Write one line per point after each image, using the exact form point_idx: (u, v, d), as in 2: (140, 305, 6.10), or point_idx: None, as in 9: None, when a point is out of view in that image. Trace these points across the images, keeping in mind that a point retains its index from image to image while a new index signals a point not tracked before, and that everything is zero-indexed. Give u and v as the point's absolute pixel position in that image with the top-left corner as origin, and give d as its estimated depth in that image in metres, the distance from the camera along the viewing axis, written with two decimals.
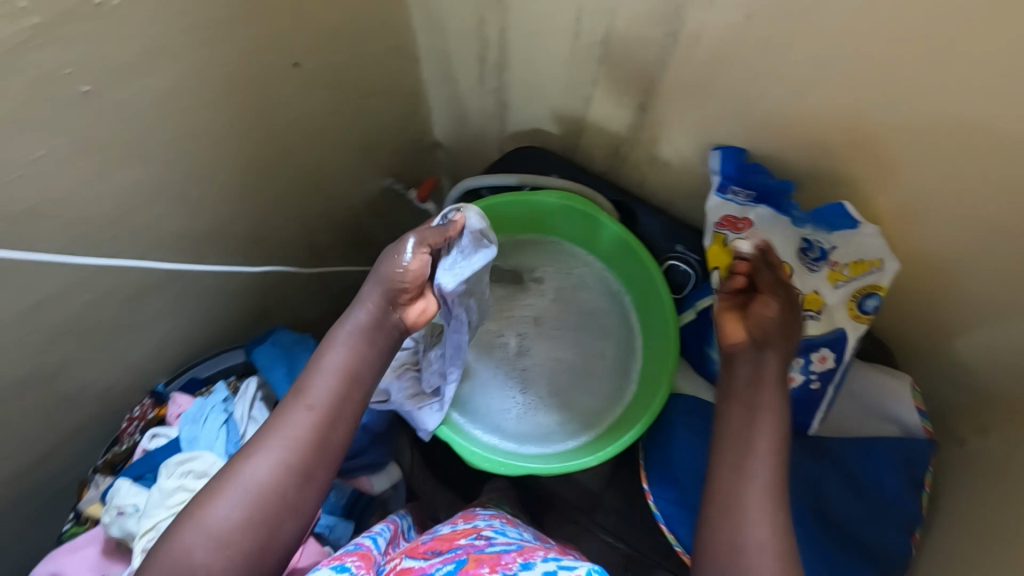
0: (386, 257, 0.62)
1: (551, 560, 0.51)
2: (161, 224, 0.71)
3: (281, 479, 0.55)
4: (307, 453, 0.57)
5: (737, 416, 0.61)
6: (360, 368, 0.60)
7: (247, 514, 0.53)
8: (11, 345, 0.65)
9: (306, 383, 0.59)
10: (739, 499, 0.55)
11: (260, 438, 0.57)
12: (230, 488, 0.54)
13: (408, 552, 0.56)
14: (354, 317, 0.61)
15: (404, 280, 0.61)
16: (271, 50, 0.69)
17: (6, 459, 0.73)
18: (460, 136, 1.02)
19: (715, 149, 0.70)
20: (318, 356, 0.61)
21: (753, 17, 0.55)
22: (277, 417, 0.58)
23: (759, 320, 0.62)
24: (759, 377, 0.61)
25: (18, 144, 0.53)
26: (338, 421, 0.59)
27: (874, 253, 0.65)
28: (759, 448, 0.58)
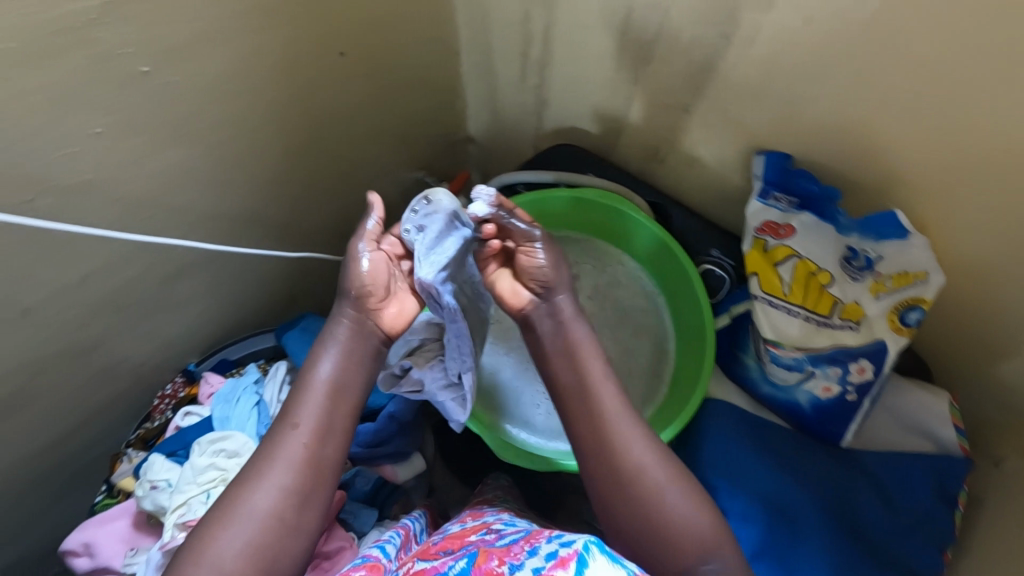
0: (345, 270, 0.64)
1: (555, 539, 0.49)
2: (204, 205, 0.72)
3: (283, 503, 0.56)
4: (305, 472, 0.57)
5: (561, 363, 0.65)
6: (347, 379, 0.62)
7: (251, 540, 0.53)
8: (56, 317, 0.67)
9: (292, 405, 0.61)
10: (602, 446, 0.60)
11: (257, 467, 0.57)
12: (231, 524, 0.54)
13: (418, 555, 0.55)
14: (331, 333, 0.64)
15: (367, 285, 0.64)
16: (321, 37, 0.70)
17: (44, 428, 0.75)
18: (495, 131, 1.02)
19: (760, 154, 0.69)
20: (304, 376, 0.62)
21: (812, 21, 0.55)
22: (269, 445, 0.59)
23: (530, 272, 0.68)
24: (560, 320, 0.67)
25: (78, 120, 0.54)
26: (329, 436, 0.60)
27: (920, 265, 0.64)
28: (595, 389, 0.62)
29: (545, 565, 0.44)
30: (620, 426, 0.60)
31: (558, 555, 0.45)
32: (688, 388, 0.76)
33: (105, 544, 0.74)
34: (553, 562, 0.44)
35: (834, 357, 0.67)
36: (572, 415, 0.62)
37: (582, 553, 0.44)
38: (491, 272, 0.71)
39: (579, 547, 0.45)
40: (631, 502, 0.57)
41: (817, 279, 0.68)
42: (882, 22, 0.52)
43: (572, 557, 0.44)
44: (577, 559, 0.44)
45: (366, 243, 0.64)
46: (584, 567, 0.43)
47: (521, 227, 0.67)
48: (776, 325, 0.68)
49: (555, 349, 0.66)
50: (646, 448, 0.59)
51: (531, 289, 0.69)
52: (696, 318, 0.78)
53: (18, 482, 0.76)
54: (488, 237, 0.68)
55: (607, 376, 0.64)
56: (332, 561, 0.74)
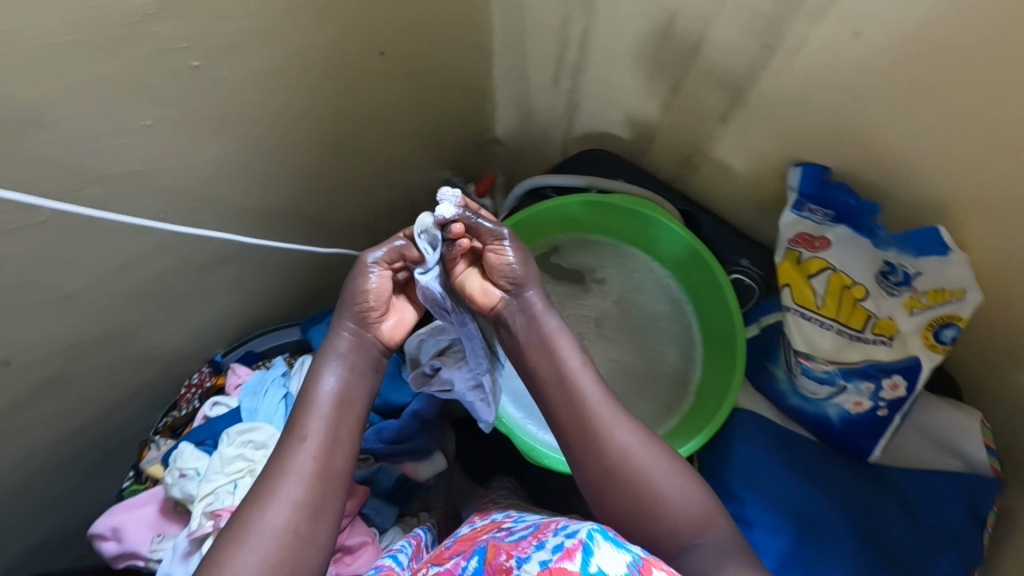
0: (347, 282, 0.63)
1: (561, 530, 0.48)
2: (241, 199, 0.73)
3: (299, 516, 0.53)
4: (319, 484, 0.55)
5: (541, 353, 0.63)
6: (352, 392, 0.60)
7: (269, 555, 0.51)
8: (95, 304, 0.68)
9: (296, 419, 0.58)
10: (588, 436, 0.58)
11: (269, 484, 0.55)
12: (248, 543, 0.51)
13: (431, 559, 0.55)
14: (332, 346, 0.62)
15: (371, 299, 0.62)
16: (363, 37, 0.71)
17: (76, 412, 0.76)
18: (523, 134, 1.03)
19: (796, 166, 0.69)
20: (308, 391, 0.60)
21: (860, 34, 0.55)
22: (278, 461, 0.56)
23: (500, 272, 0.65)
24: (531, 316, 0.64)
25: (131, 111, 0.55)
26: (337, 448, 0.58)
27: (956, 282, 0.63)
28: (575, 377, 0.61)
29: (551, 558, 0.44)
30: (604, 414, 0.59)
31: (563, 546, 0.45)
32: (715, 398, 0.77)
33: (133, 529, 0.75)
34: (560, 554, 0.44)
35: (866, 372, 0.67)
36: (555, 407, 0.61)
37: (587, 541, 0.44)
38: (459, 273, 0.66)
39: (583, 536, 0.44)
40: (623, 488, 0.56)
41: (851, 292, 0.68)
42: (932, 37, 0.52)
43: (577, 547, 0.44)
44: (583, 549, 0.43)
45: (376, 257, 0.62)
46: (590, 558, 0.42)
47: (488, 225, 0.64)
48: (808, 337, 0.68)
49: (530, 344, 0.63)
50: (631, 432, 0.58)
51: (501, 287, 0.65)
52: (726, 328, 0.78)
53: (48, 465, 0.78)
54: (457, 238, 0.63)
55: (585, 364, 0.62)
56: (353, 555, 0.75)
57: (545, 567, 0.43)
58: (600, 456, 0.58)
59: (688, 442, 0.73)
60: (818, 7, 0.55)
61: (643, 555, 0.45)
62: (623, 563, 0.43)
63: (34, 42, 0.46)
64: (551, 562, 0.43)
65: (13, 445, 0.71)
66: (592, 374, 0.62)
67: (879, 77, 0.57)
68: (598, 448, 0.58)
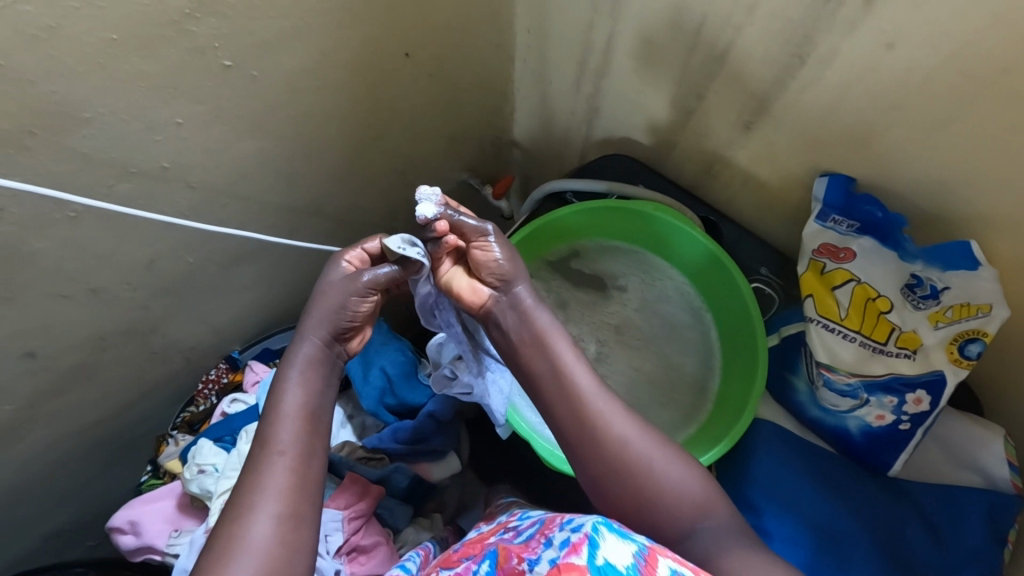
0: (318, 294, 0.61)
1: (566, 525, 0.46)
2: (266, 197, 0.73)
3: (284, 525, 0.49)
4: (299, 491, 0.52)
5: (535, 348, 0.62)
6: (318, 402, 0.57)
7: (258, 567, 0.47)
8: (121, 298, 0.68)
9: (270, 432, 0.54)
10: (583, 430, 0.57)
11: (244, 500, 0.50)
12: (232, 561, 0.47)
13: (441, 563, 0.55)
14: (297, 354, 0.59)
15: (349, 318, 0.61)
16: (391, 39, 0.71)
17: (97, 405, 0.76)
18: (542, 137, 1.03)
19: (823, 176, 0.69)
20: (271, 405, 0.56)
21: (894, 46, 0.55)
22: (250, 477, 0.51)
23: (488, 268, 0.66)
24: (522, 311, 0.64)
25: (165, 110, 0.56)
26: (313, 457, 0.54)
27: (984, 297, 0.63)
28: (570, 373, 0.60)
29: (559, 555, 0.41)
30: (598, 407, 0.58)
31: (570, 542, 0.42)
32: (734, 408, 0.76)
33: (151, 524, 0.76)
34: (566, 549, 0.41)
35: (889, 385, 0.66)
36: (551, 405, 0.60)
37: (592, 535, 0.41)
38: (446, 271, 0.68)
39: (588, 530, 0.42)
40: (623, 479, 0.55)
41: (875, 305, 0.67)
42: (969, 51, 0.51)
43: (583, 541, 0.41)
44: (589, 543, 0.41)
45: (371, 281, 0.61)
46: (596, 550, 0.40)
47: (471, 222, 0.66)
48: (830, 349, 0.68)
49: (524, 340, 0.63)
50: (626, 421, 0.57)
51: (489, 284, 0.66)
52: (748, 338, 0.78)
53: (68, 456, 0.79)
54: (443, 236, 0.65)
55: (578, 356, 0.61)
56: (368, 555, 0.76)
57: (553, 564, 0.41)
58: (596, 449, 0.56)
59: (707, 452, 0.73)
60: (851, 18, 0.55)
61: (648, 543, 0.43)
62: (628, 553, 0.41)
63: (74, 39, 0.46)
64: (559, 559, 0.41)
65: (35, 435, 0.72)
66: (586, 367, 0.61)
67: (912, 89, 0.57)
68: (594, 442, 0.56)
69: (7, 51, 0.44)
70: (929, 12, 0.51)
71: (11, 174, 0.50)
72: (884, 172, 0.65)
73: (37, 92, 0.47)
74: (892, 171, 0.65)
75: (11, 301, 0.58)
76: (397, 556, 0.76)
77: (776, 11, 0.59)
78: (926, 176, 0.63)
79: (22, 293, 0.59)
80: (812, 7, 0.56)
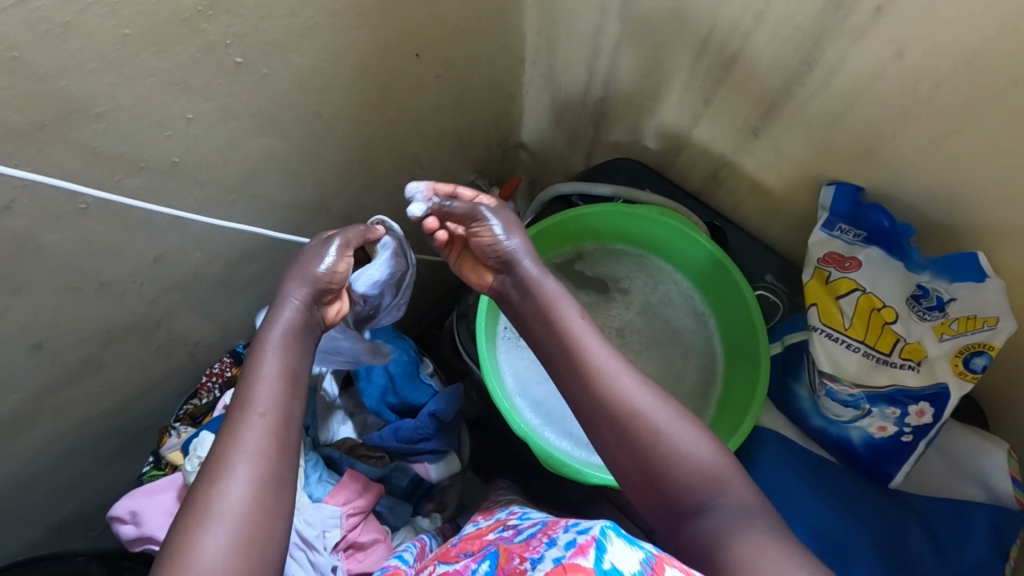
0: (302, 265, 0.64)
1: (572, 528, 0.46)
2: (273, 194, 0.74)
3: (262, 489, 0.49)
4: (277, 456, 0.52)
5: (542, 315, 0.61)
6: (298, 367, 0.58)
7: (236, 530, 0.47)
8: (129, 293, 0.69)
9: (248, 394, 0.54)
10: (593, 395, 0.55)
11: (219, 465, 0.50)
12: (210, 524, 0.47)
13: (440, 558, 0.58)
14: (280, 317, 0.60)
15: (328, 278, 0.64)
16: (401, 39, 0.72)
17: (103, 397, 0.77)
18: (550, 140, 1.03)
19: (830, 184, 0.69)
20: (250, 369, 0.56)
21: (904, 55, 0.54)
22: (226, 440, 0.51)
23: (486, 250, 0.67)
24: (525, 285, 0.64)
25: (174, 106, 0.56)
26: (291, 423, 0.54)
27: (991, 310, 0.62)
28: (580, 339, 0.58)
29: (564, 555, 0.42)
30: (608, 369, 0.56)
31: (577, 543, 0.42)
32: (735, 415, 0.76)
33: (152, 515, 0.77)
34: (573, 550, 0.41)
35: (893, 397, 0.65)
36: (561, 375, 0.58)
37: (600, 538, 0.41)
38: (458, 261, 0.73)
39: (596, 533, 0.42)
40: (632, 447, 0.52)
41: (880, 315, 0.67)
42: (980, 61, 0.51)
43: (590, 543, 0.41)
44: (596, 546, 0.40)
45: (347, 240, 0.67)
46: (603, 554, 0.40)
47: (460, 208, 0.69)
48: (834, 359, 0.67)
49: (530, 314, 0.63)
50: (636, 383, 0.55)
51: (496, 262, 0.67)
52: (751, 343, 0.78)
53: (75, 447, 0.80)
54: (435, 230, 0.70)
55: (587, 325, 0.60)
56: (365, 552, 0.76)
57: (558, 563, 0.41)
58: (606, 413, 0.54)
59: None
60: (861, 27, 0.55)
61: (656, 552, 0.41)
62: (635, 559, 0.39)
63: (87, 35, 0.47)
64: (564, 559, 0.41)
65: (42, 425, 0.73)
66: (594, 333, 0.59)
67: (921, 98, 0.57)
68: (604, 406, 0.54)
69: (20, 46, 0.44)
70: (940, 22, 0.50)
71: (23, 166, 0.51)
72: (890, 182, 0.65)
73: (50, 87, 0.48)
74: (901, 181, 0.64)
75: (20, 293, 0.59)
76: (393, 553, 0.77)
77: (785, 18, 0.59)
78: (936, 186, 0.62)
79: (30, 285, 0.59)
80: (822, 14, 0.56)
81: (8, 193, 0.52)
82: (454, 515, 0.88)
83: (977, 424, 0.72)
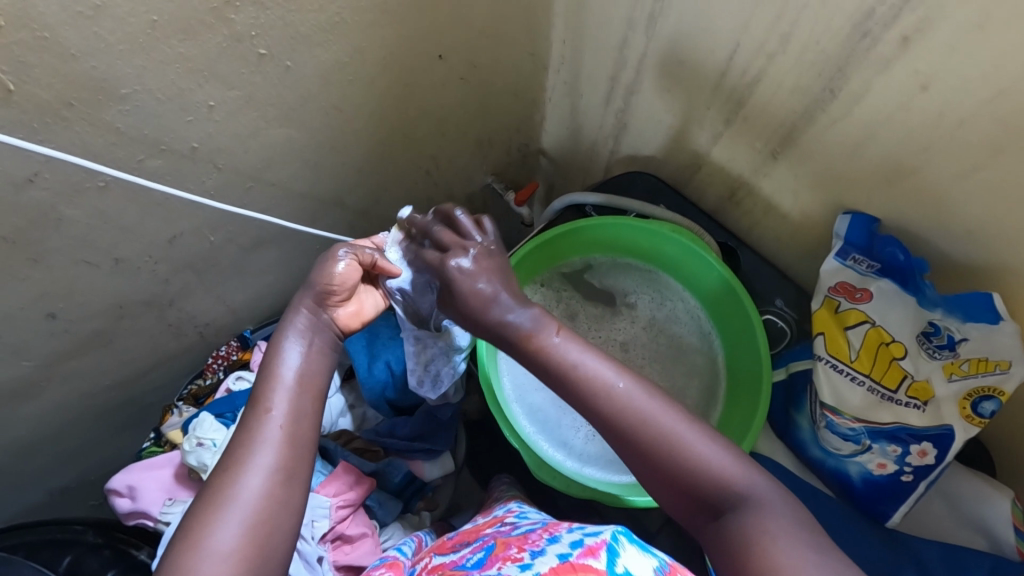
0: (317, 266, 0.63)
1: (577, 530, 0.50)
2: (291, 184, 0.75)
3: (273, 479, 0.51)
4: (289, 448, 0.53)
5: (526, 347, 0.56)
6: (314, 367, 0.59)
7: (245, 519, 0.49)
8: (143, 271, 0.71)
9: (263, 393, 0.56)
10: (592, 411, 0.54)
11: (237, 454, 0.52)
12: (222, 510, 0.49)
13: (436, 549, 0.59)
14: (291, 324, 0.60)
15: (336, 280, 0.62)
16: (425, 41, 0.72)
17: (109, 370, 0.79)
18: (570, 147, 1.03)
19: (845, 213, 0.68)
20: (269, 368, 0.58)
21: (929, 88, 0.53)
22: (243, 432, 0.54)
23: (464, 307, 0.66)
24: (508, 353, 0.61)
25: (199, 92, 0.57)
26: (304, 419, 0.56)
27: (1004, 354, 0.60)
28: (572, 357, 0.55)
29: (572, 552, 0.45)
30: (606, 383, 0.53)
31: (585, 544, 0.45)
32: (735, 436, 0.75)
33: (147, 490, 0.78)
34: (581, 550, 0.44)
35: (895, 435, 0.64)
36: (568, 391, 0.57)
37: (612, 542, 0.44)
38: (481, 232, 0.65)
39: (608, 537, 0.45)
40: (647, 458, 0.51)
41: (889, 349, 0.65)
42: (1007, 101, 0.50)
43: (601, 546, 0.44)
44: (608, 549, 0.44)
45: (351, 247, 0.64)
46: (615, 558, 0.43)
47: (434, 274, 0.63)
48: (837, 392, 0.66)
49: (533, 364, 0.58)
50: (636, 395, 0.52)
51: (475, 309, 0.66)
52: (754, 369, 0.77)
53: (81, 418, 0.82)
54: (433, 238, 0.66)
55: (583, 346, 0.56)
56: (352, 546, 0.77)
57: (567, 561, 0.43)
58: (610, 430, 0.53)
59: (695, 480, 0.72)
60: (886, 55, 0.54)
61: (668, 561, 0.46)
62: (648, 566, 0.43)
63: (116, 19, 0.48)
64: (573, 556, 0.44)
65: (50, 393, 0.75)
66: (584, 347, 0.56)
67: (945, 134, 0.55)
68: (609, 422, 0.53)
69: (52, 25, 0.45)
70: (969, 57, 0.49)
71: (46, 142, 0.52)
72: (908, 216, 0.64)
73: (79, 67, 0.49)
74: (920, 216, 0.63)
75: (38, 263, 0.61)
76: (381, 549, 0.77)
77: (811, 43, 0.58)
78: (955, 223, 0.61)
79: (48, 256, 0.61)
80: (848, 41, 0.55)
81: (31, 165, 0.53)
82: (443, 514, 0.90)
83: (981, 469, 0.71)
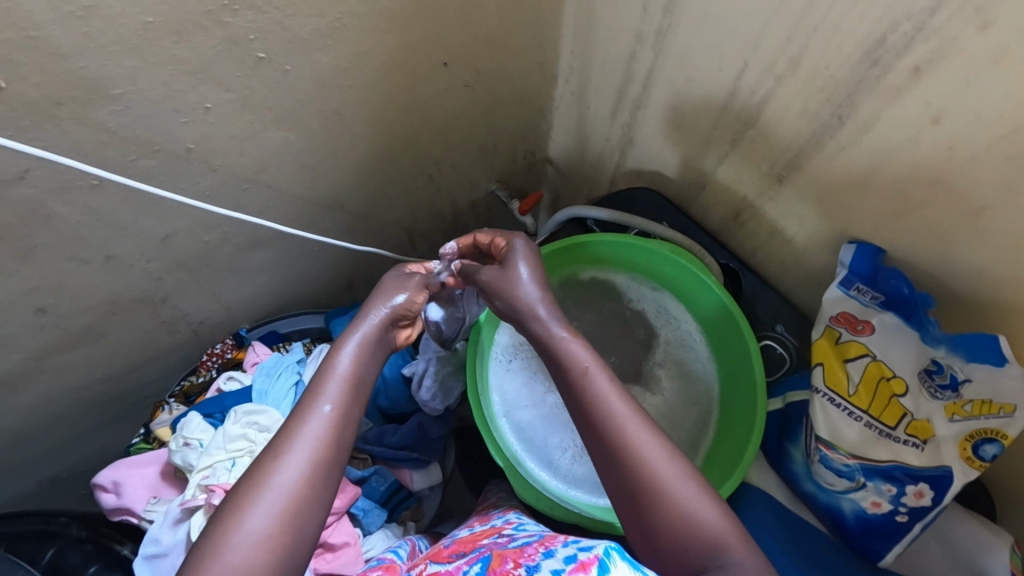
0: (388, 288, 0.69)
1: (572, 544, 0.49)
2: (288, 186, 0.75)
3: (310, 474, 0.52)
4: (330, 447, 0.55)
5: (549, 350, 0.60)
6: (367, 374, 0.62)
7: (277, 510, 0.49)
8: (135, 268, 0.71)
9: (318, 386, 0.58)
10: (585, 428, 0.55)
11: (278, 445, 0.53)
12: (258, 497, 0.50)
13: (430, 557, 0.57)
14: (357, 330, 0.64)
15: (410, 305, 0.69)
16: (429, 47, 0.71)
17: (101, 364, 0.79)
18: (577, 157, 1.02)
19: (851, 242, 0.66)
20: (326, 364, 0.60)
21: (940, 120, 0.51)
22: (292, 423, 0.55)
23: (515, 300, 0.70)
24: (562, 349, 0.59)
25: (193, 94, 0.57)
26: (349, 422, 0.57)
27: (1009, 397, 0.58)
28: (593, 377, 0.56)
29: (565, 567, 0.45)
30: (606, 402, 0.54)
31: (578, 559, 0.46)
32: (730, 466, 0.74)
33: (135, 486, 0.78)
34: (574, 565, 0.44)
35: (891, 474, 0.62)
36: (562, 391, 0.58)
37: (603, 558, 0.44)
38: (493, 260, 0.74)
39: (599, 552, 0.45)
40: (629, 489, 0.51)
41: (889, 385, 0.63)
42: (1021, 138, 0.48)
43: (593, 561, 0.44)
44: (599, 565, 0.44)
45: (426, 279, 0.73)
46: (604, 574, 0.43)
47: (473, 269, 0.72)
48: (833, 426, 0.64)
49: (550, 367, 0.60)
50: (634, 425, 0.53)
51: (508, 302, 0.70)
52: (749, 397, 0.76)
53: (71, 411, 0.82)
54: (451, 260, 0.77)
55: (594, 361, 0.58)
56: (334, 554, 0.75)
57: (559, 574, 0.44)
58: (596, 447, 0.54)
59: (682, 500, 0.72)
60: (898, 85, 0.52)
61: None
62: None
63: (108, 20, 0.47)
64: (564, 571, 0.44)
65: (41, 385, 0.75)
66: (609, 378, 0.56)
67: (955, 169, 0.53)
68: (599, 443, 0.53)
69: (43, 25, 0.45)
70: (981, 92, 0.47)
71: (36, 140, 0.52)
72: (915, 248, 0.62)
73: (69, 66, 0.48)
74: (928, 249, 0.61)
75: (27, 259, 0.61)
76: (363, 559, 0.75)
77: (820, 67, 0.56)
78: (964, 258, 0.59)
79: (39, 252, 0.61)
80: (858, 66, 0.53)
81: (20, 162, 0.53)
82: (427, 526, 0.89)
83: (980, 512, 0.68)
